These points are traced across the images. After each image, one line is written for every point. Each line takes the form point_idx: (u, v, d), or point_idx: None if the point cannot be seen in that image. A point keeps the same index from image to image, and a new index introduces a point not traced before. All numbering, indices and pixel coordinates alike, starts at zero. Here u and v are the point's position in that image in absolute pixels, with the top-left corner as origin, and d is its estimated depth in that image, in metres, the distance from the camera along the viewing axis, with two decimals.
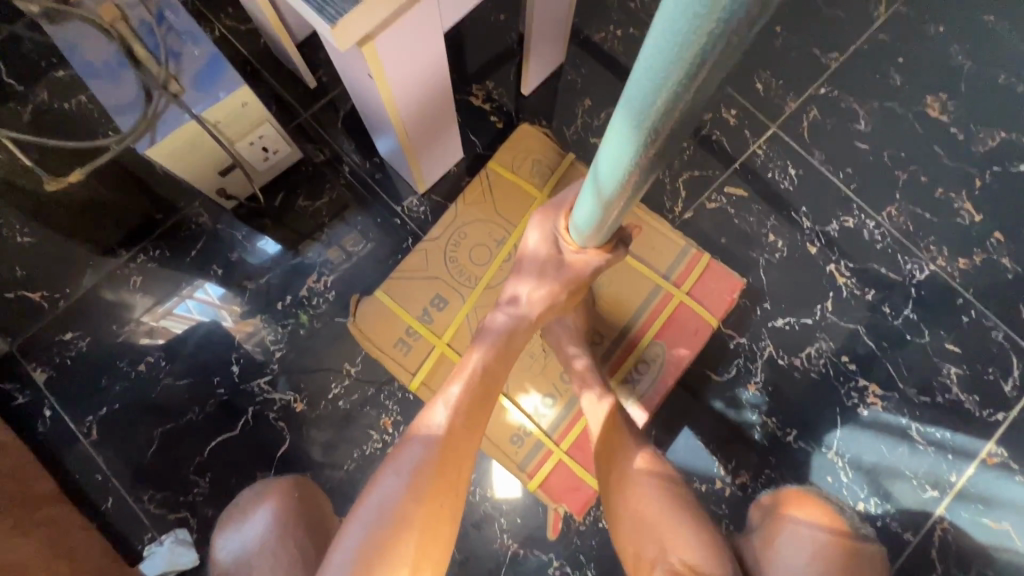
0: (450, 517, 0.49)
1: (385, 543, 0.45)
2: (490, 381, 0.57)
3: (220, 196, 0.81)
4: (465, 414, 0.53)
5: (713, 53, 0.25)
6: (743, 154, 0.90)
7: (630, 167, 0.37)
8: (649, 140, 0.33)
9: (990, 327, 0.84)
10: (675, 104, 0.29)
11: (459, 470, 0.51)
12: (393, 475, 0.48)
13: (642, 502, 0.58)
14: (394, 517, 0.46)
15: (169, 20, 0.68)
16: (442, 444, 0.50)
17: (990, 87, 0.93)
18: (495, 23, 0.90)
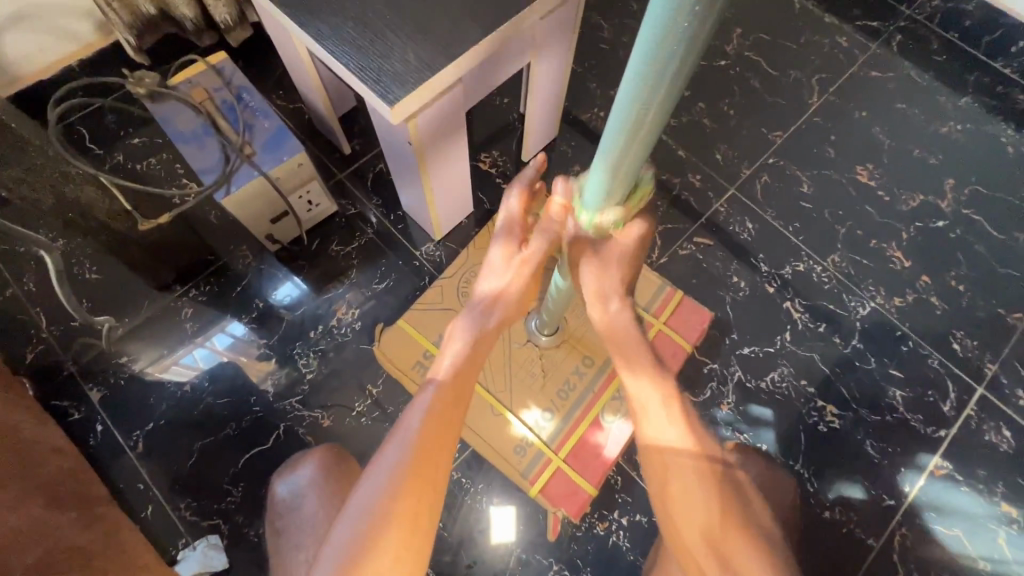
0: (430, 503, 0.53)
1: (371, 533, 0.49)
2: (465, 377, 0.62)
3: (268, 241, 0.95)
4: (443, 407, 0.58)
5: (648, 113, 0.42)
6: (707, 210, 1.07)
7: (608, 192, 0.53)
8: (618, 172, 0.49)
9: (927, 355, 0.98)
10: (630, 144, 0.46)
11: (438, 462, 0.55)
12: (376, 471, 0.53)
13: (685, 485, 0.59)
14: (379, 507, 0.51)
15: (245, 100, 0.86)
16: (421, 438, 0.55)
17: (907, 159, 1.14)
18: (500, 105, 1.11)
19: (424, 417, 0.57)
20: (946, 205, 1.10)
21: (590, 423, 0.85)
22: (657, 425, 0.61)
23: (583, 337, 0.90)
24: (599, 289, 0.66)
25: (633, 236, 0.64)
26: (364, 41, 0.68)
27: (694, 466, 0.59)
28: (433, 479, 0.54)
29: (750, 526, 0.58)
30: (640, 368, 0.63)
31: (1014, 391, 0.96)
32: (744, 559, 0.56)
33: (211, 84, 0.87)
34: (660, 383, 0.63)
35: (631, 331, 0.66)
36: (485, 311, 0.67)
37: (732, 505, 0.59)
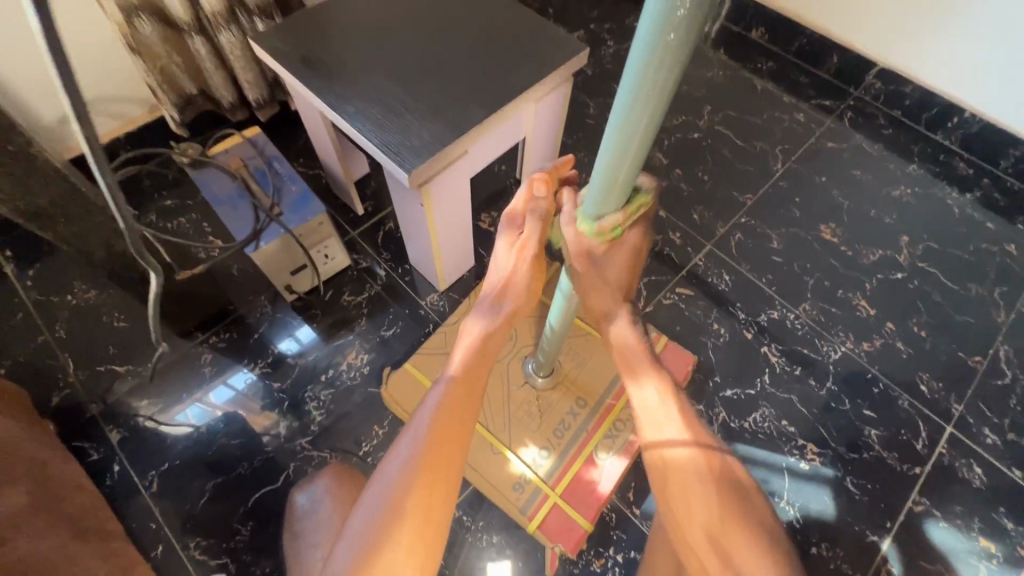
0: (442, 498, 0.55)
1: (386, 522, 0.52)
2: (475, 374, 0.63)
3: (286, 291, 1.04)
4: (451, 404, 0.60)
5: (642, 125, 0.44)
6: (687, 263, 1.18)
7: (607, 194, 0.52)
8: (615, 181, 0.50)
9: (896, 396, 1.06)
10: (639, 133, 0.45)
11: (450, 458, 0.57)
12: (387, 470, 0.56)
13: (686, 481, 0.59)
14: (389, 505, 0.53)
15: (276, 168, 0.98)
16: (429, 437, 0.57)
17: (865, 218, 1.27)
18: (498, 172, 1.24)
19: (432, 416, 0.59)
20: (903, 259, 1.22)
21: (585, 460, 0.90)
22: (656, 423, 0.62)
23: (576, 379, 0.97)
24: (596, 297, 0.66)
25: (632, 241, 0.62)
26: (385, 121, 0.80)
27: (695, 459, 0.60)
28: (442, 476, 0.56)
29: (751, 523, 0.58)
30: (642, 373, 0.65)
31: (981, 429, 1.03)
32: (747, 552, 0.56)
33: (245, 154, 0.99)
34: (658, 387, 0.64)
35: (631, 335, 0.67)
36: (494, 304, 0.68)
37: (735, 501, 0.59)
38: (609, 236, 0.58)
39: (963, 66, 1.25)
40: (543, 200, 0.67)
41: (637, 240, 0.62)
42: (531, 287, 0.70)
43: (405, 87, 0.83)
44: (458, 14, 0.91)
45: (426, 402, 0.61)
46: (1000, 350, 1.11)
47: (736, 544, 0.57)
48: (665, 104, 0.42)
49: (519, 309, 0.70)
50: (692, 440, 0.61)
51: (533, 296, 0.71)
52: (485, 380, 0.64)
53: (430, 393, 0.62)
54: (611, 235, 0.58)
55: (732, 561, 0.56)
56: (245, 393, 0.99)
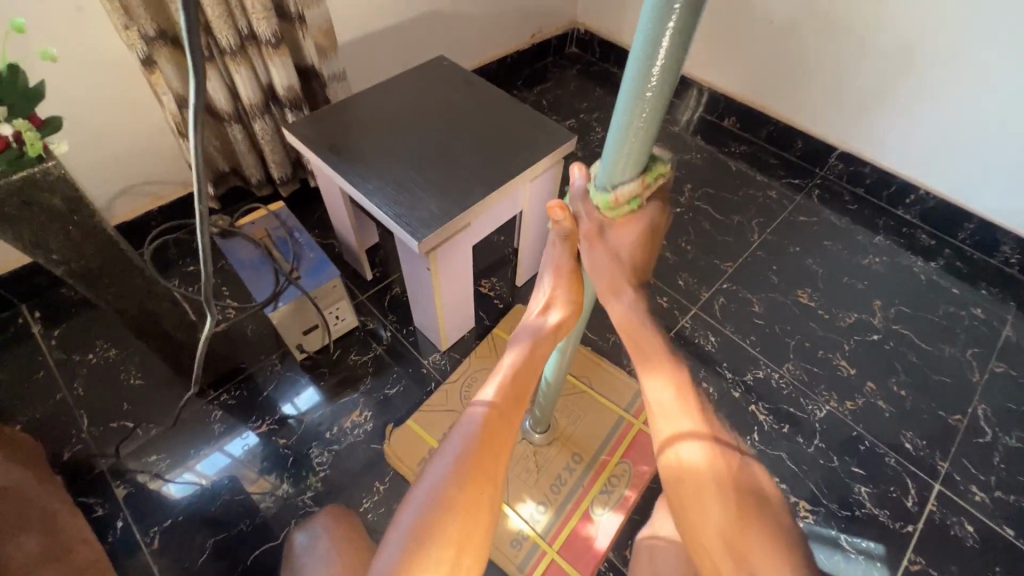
0: (488, 501, 0.56)
1: (436, 518, 0.53)
2: (523, 381, 0.65)
3: (297, 350, 1.10)
4: (502, 407, 0.61)
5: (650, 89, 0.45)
6: (674, 325, 1.25)
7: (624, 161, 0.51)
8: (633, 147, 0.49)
9: (883, 454, 1.09)
10: (653, 89, 0.45)
11: (497, 461, 0.58)
12: (437, 466, 0.57)
13: (701, 481, 0.54)
14: (441, 499, 0.54)
15: (296, 237, 1.08)
16: (480, 437, 0.58)
17: (839, 284, 1.36)
18: (498, 243, 1.35)
19: (483, 416, 0.60)
20: (877, 322, 1.30)
21: (581, 516, 0.92)
22: (669, 417, 0.57)
23: (571, 435, 1.01)
24: (610, 281, 0.63)
25: (650, 215, 0.59)
26: (398, 196, 0.91)
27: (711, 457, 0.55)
28: (488, 481, 0.57)
29: (769, 537, 0.52)
30: (662, 368, 0.60)
31: (968, 487, 1.05)
32: (763, 556, 0.51)
33: (269, 225, 1.09)
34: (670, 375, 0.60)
35: (647, 320, 0.63)
36: (541, 316, 0.69)
37: (751, 500, 0.54)
38: (627, 209, 0.56)
39: (921, 154, 1.41)
40: (564, 225, 0.61)
41: (655, 216, 0.60)
42: (575, 301, 0.69)
43: (417, 169, 0.95)
44: (463, 108, 1.06)
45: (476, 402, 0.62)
46: (978, 408, 1.16)
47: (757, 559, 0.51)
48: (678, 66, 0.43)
49: (566, 323, 0.70)
50: (710, 434, 0.56)
51: (579, 310, 0.70)
52: (531, 389, 0.66)
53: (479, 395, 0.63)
54: (630, 206, 0.55)
55: None
56: (249, 451, 1.02)
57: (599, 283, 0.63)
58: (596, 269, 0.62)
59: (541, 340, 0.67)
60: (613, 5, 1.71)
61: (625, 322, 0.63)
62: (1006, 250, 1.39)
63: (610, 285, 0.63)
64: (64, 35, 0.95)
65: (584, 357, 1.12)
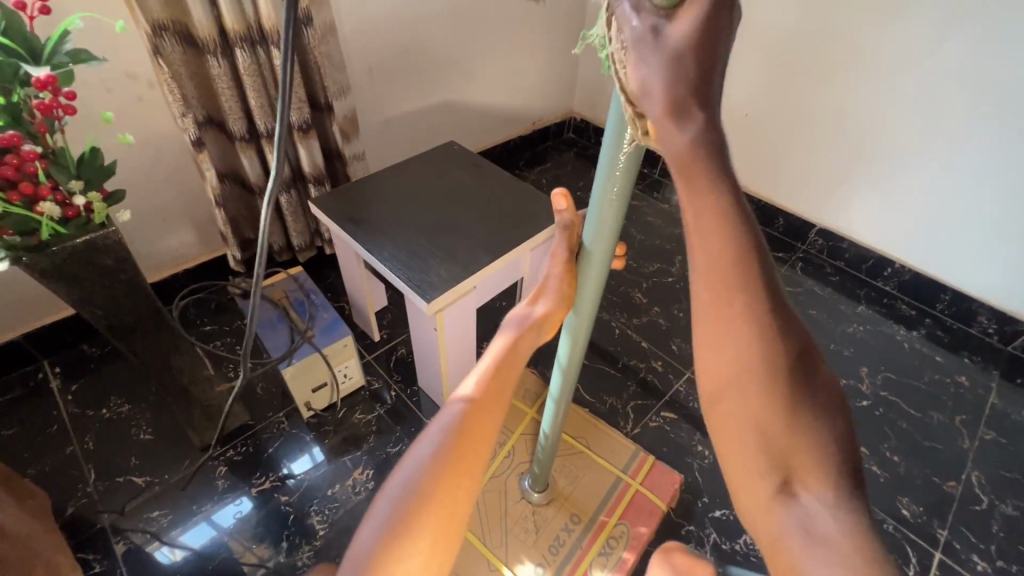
0: (465, 495, 0.56)
1: (413, 510, 0.52)
2: (507, 367, 0.66)
3: (304, 408, 1.14)
4: (483, 396, 0.61)
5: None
6: (669, 389, 1.29)
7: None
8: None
9: (881, 520, 1.09)
10: (623, 164, 0.55)
11: (477, 455, 0.58)
12: (414, 455, 0.56)
13: (739, 367, 0.44)
14: (420, 490, 0.54)
15: (312, 298, 1.16)
16: (460, 426, 0.58)
17: (826, 351, 1.42)
18: (500, 307, 1.43)
19: (467, 401, 0.60)
20: (866, 387, 1.34)
21: None
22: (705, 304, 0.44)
23: (570, 496, 1.03)
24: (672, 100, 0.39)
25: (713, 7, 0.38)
26: (410, 263, 1.00)
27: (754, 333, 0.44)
28: (466, 477, 0.57)
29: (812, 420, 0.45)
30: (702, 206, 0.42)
31: (969, 556, 1.05)
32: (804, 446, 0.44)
33: (288, 286, 1.18)
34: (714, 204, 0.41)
35: (714, 154, 0.40)
36: (529, 307, 0.71)
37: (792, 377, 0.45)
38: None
39: (895, 228, 1.52)
40: (565, 213, 0.68)
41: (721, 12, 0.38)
42: (563, 291, 0.70)
43: (429, 239, 1.05)
44: (472, 186, 1.18)
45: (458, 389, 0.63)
46: (972, 476, 1.18)
47: (795, 462, 0.44)
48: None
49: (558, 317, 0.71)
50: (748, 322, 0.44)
51: (568, 300, 0.71)
52: (519, 369, 0.67)
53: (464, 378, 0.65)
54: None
55: (792, 488, 0.45)
56: (250, 509, 1.03)
57: (653, 108, 0.40)
58: (650, 74, 0.39)
59: (529, 328, 0.69)
60: (605, 98, 1.91)
61: (683, 166, 0.41)
62: (983, 320, 1.47)
63: (669, 103, 0.39)
64: (124, 120, 1.09)
65: (582, 418, 1.15)
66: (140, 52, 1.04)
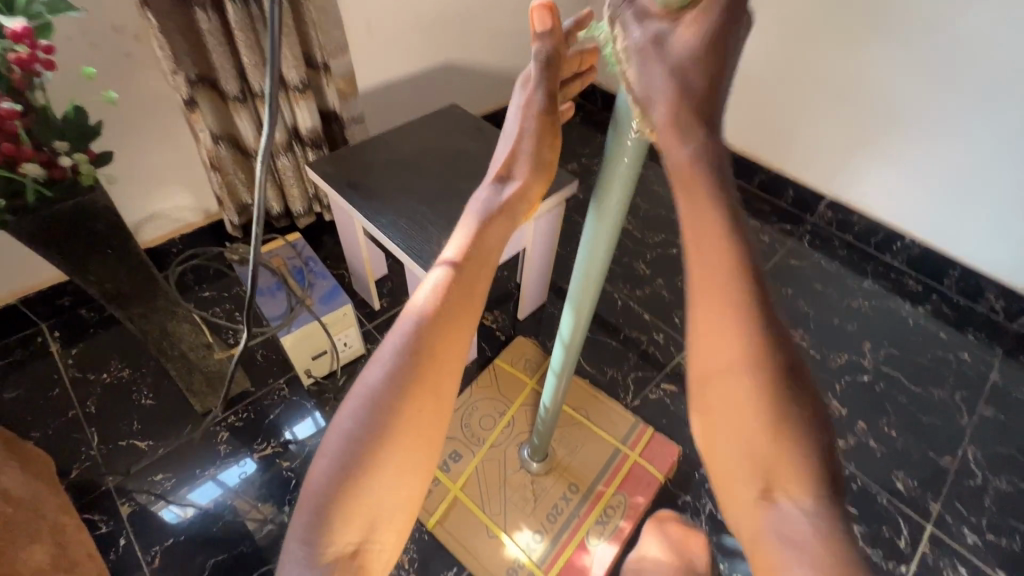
0: (428, 417, 0.54)
1: (368, 442, 0.51)
2: (467, 276, 0.59)
3: (305, 375, 1.14)
4: (437, 313, 0.56)
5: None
6: (670, 361, 1.29)
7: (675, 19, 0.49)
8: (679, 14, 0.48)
9: (875, 493, 1.11)
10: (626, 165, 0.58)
11: (437, 379, 0.55)
12: (363, 387, 0.53)
13: None
14: (375, 422, 0.51)
15: (310, 265, 1.14)
16: (415, 349, 0.54)
17: (829, 325, 1.41)
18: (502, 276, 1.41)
19: (422, 318, 0.55)
20: (868, 363, 1.34)
21: (577, 546, 0.94)
22: None
23: (568, 465, 1.04)
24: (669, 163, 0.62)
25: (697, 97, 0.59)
26: (410, 231, 0.97)
27: None
28: (424, 403, 0.54)
29: None
30: None
31: (960, 528, 1.07)
32: None
33: (285, 254, 1.16)
34: None
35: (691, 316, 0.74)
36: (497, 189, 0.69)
37: None
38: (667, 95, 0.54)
39: (909, 203, 1.48)
40: (547, 36, 0.63)
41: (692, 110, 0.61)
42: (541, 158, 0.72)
43: (430, 206, 1.02)
44: (473, 152, 1.14)
45: (412, 304, 0.57)
46: (968, 451, 1.19)
47: None
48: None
49: (535, 186, 0.71)
50: None
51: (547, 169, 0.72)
52: (489, 270, 0.63)
53: (419, 290, 0.59)
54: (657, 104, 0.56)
55: None
56: (254, 471, 1.05)
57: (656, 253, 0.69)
58: (654, 84, 0.49)
59: (500, 213, 0.66)
60: None
61: None
62: (990, 297, 1.45)
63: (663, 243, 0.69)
64: (111, 78, 1.04)
65: (582, 389, 1.15)
66: (125, 4, 0.99)
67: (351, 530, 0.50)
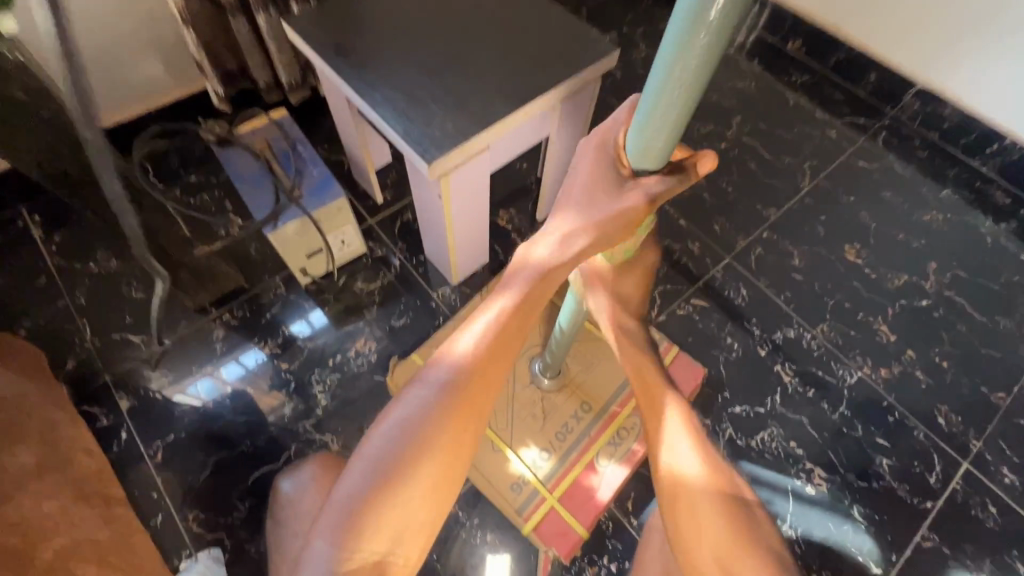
0: (471, 439, 0.49)
1: (408, 459, 0.46)
2: (540, 293, 0.51)
3: (300, 274, 1.04)
4: (499, 336, 0.49)
5: (697, 64, 0.37)
6: (704, 275, 1.15)
7: (651, 139, 0.43)
8: (656, 134, 0.43)
9: (912, 426, 1.02)
10: (656, 129, 0.42)
11: (483, 403, 0.50)
12: (418, 393, 0.48)
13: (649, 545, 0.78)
14: (417, 438, 0.46)
15: (299, 150, 0.98)
16: (470, 370, 0.48)
17: (892, 241, 1.23)
18: (520, 169, 1.23)
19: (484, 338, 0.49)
20: (929, 286, 1.18)
21: (585, 466, 0.90)
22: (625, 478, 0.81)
23: (582, 383, 0.96)
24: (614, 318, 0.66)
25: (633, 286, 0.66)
26: (409, 110, 0.80)
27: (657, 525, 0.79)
28: (474, 425, 0.49)
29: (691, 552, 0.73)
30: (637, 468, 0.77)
31: (998, 468, 1.00)
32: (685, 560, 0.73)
33: (270, 135, 1.00)
34: None
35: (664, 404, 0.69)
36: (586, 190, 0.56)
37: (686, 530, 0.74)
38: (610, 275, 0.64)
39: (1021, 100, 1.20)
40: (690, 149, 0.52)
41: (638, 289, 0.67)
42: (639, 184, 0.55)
43: (434, 78, 0.83)
44: (490, 8, 0.90)
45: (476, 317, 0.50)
46: None
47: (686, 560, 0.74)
48: (733, 21, 0.34)
49: (589, 256, 0.52)
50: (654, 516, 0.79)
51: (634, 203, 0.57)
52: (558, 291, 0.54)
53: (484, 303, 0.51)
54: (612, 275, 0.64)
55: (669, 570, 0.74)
56: (252, 371, 1.00)
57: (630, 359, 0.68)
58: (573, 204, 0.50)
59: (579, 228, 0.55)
60: None
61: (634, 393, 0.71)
62: None
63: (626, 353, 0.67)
64: None
65: None
66: None
67: (376, 545, 0.45)
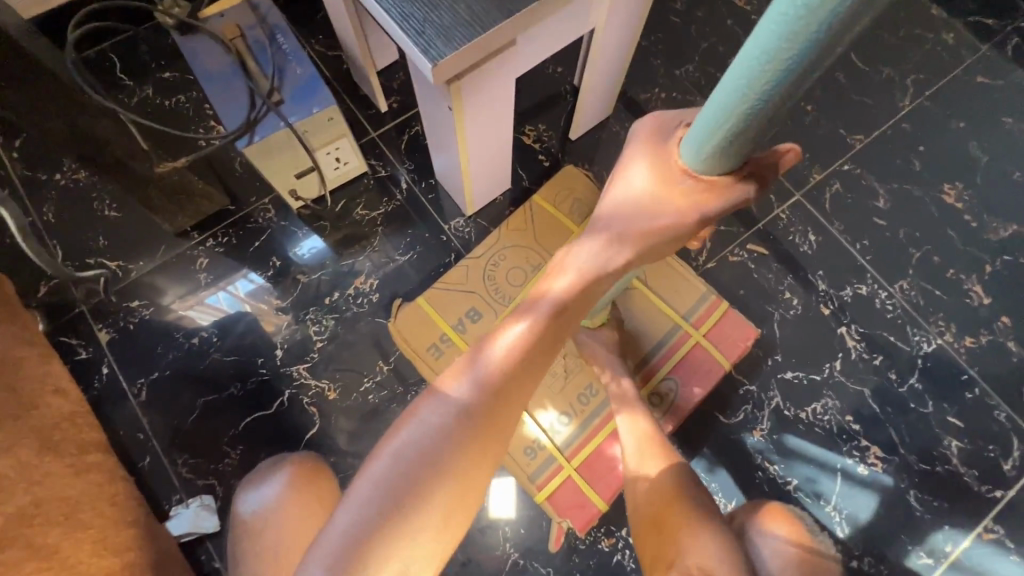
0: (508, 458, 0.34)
1: (428, 487, 0.30)
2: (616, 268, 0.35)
3: (291, 197, 0.89)
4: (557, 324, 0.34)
5: (832, 35, 0.22)
6: (766, 216, 0.96)
7: (720, 145, 0.29)
8: (730, 138, 0.28)
9: (993, 406, 0.88)
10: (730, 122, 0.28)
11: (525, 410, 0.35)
12: (439, 408, 0.32)
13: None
14: (443, 459, 0.31)
15: (278, 41, 0.79)
16: (518, 369, 0.33)
17: (1004, 181, 1.00)
18: (553, 74, 1.01)
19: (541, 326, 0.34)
20: None
21: (610, 434, 0.80)
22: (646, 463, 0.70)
23: None
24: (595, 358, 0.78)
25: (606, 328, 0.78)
26: None
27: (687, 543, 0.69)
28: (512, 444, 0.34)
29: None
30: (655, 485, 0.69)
31: None
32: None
33: (244, 20, 0.80)
34: (648, 424, 0.72)
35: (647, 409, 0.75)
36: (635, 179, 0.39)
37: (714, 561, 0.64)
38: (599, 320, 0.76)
39: None
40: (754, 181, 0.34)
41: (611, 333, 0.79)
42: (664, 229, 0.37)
43: None
44: None
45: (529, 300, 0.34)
46: None
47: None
48: None
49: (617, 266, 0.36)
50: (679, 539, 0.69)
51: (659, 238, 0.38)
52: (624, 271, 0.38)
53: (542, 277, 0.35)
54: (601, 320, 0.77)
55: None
56: (241, 306, 0.90)
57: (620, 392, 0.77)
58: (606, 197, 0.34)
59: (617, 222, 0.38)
60: None
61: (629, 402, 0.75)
62: None
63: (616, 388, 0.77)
64: None
65: None
66: None
67: None
